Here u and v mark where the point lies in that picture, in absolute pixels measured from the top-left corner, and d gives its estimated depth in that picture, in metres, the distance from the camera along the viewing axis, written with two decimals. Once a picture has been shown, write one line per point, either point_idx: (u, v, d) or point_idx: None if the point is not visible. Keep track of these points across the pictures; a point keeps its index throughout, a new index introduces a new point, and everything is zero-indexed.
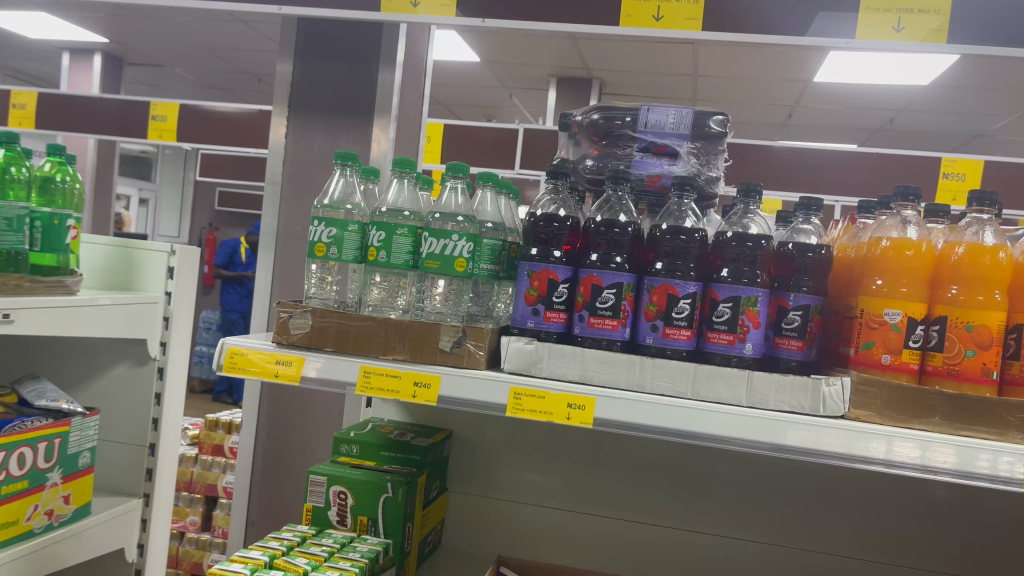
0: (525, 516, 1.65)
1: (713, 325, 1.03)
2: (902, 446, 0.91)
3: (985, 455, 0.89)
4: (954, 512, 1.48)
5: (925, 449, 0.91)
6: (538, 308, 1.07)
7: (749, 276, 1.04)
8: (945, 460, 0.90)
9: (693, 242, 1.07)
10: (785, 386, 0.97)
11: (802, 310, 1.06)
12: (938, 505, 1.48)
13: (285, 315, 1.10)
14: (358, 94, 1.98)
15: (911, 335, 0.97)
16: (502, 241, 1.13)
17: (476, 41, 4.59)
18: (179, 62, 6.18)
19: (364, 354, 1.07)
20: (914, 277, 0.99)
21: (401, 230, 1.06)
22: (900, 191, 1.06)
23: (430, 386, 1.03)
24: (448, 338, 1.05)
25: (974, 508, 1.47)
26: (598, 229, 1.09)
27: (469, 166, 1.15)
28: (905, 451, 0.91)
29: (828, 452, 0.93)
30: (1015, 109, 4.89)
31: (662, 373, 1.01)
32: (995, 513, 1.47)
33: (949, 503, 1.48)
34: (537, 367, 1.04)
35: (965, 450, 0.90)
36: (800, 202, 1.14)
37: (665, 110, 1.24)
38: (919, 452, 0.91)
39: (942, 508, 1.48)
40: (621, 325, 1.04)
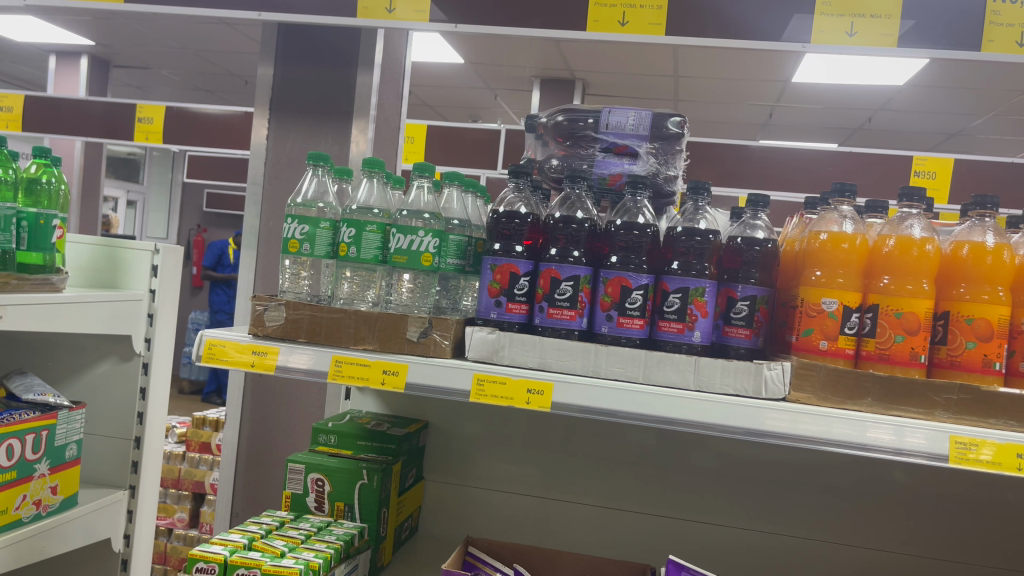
0: (499, 504, 1.71)
1: (664, 315, 1.10)
2: (878, 431, 0.97)
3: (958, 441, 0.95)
4: (913, 496, 1.55)
5: (901, 433, 0.97)
6: (500, 300, 1.13)
7: (698, 269, 1.11)
8: (920, 444, 0.96)
9: (645, 236, 1.14)
10: (729, 370, 1.04)
11: (749, 300, 1.12)
12: (899, 489, 1.55)
13: (261, 308, 1.16)
14: (338, 96, 2.04)
15: (846, 322, 1.04)
16: (468, 237, 1.20)
17: (460, 43, 4.65)
18: (166, 65, 6.22)
19: (336, 343, 1.13)
20: (850, 268, 1.06)
21: (370, 226, 1.12)
22: (837, 187, 1.13)
23: (398, 374, 1.09)
24: (415, 328, 1.12)
25: (932, 492, 1.54)
26: (557, 224, 1.15)
27: (435, 166, 1.21)
28: (885, 437, 0.97)
29: (776, 432, 1.00)
30: (990, 109, 4.98)
31: (615, 359, 1.07)
32: (953, 496, 1.54)
33: (909, 487, 1.55)
34: (499, 355, 1.11)
35: (937, 434, 0.96)
36: (748, 198, 1.21)
37: (625, 112, 1.30)
38: (895, 435, 0.97)
39: (902, 491, 1.55)
40: (578, 315, 1.11)
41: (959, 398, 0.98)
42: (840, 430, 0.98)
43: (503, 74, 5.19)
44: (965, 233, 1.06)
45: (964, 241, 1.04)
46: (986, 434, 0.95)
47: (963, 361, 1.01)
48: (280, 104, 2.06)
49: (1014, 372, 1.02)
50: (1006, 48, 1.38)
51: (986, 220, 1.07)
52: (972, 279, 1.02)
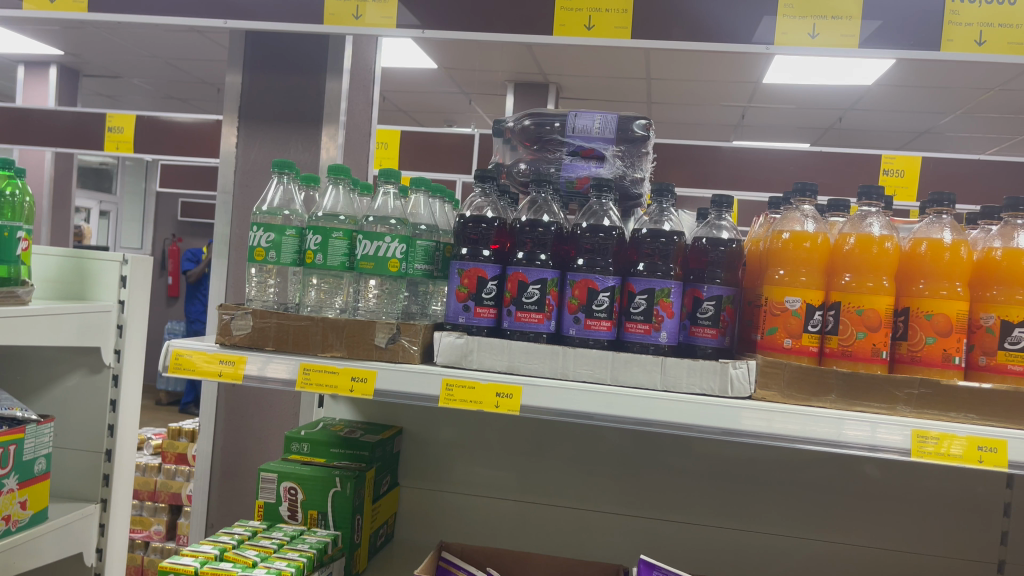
0: (474, 507, 1.71)
1: (631, 316, 1.11)
2: (853, 428, 0.99)
3: (934, 436, 0.97)
4: (886, 491, 1.56)
5: (875, 430, 0.98)
6: (468, 304, 1.13)
7: (663, 269, 1.11)
8: (892, 440, 0.98)
9: (611, 238, 1.14)
10: (696, 369, 1.05)
11: (715, 300, 1.13)
12: (871, 483, 1.57)
13: (227, 318, 1.15)
14: (307, 104, 2.03)
15: (810, 320, 1.05)
16: (435, 242, 1.21)
17: (433, 48, 4.65)
18: (137, 74, 6.17)
19: (304, 351, 1.13)
20: (812, 266, 1.07)
21: (336, 233, 1.12)
22: (799, 187, 1.14)
23: (366, 380, 1.09)
24: (382, 334, 1.11)
25: (904, 487, 1.56)
26: (524, 228, 1.16)
27: (400, 171, 1.21)
28: (857, 433, 0.99)
29: (740, 431, 1.01)
30: (957, 107, 5.06)
31: (583, 361, 1.08)
32: (925, 490, 1.55)
33: (882, 482, 1.57)
34: (467, 360, 1.11)
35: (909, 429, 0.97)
36: (712, 199, 1.22)
37: (591, 116, 1.34)
38: (869, 431, 0.98)
39: (875, 486, 1.57)
40: (546, 318, 1.11)
41: (919, 393, 1.00)
42: (804, 427, 1.00)
43: (477, 79, 5.19)
44: (924, 230, 1.08)
45: (923, 238, 1.06)
46: (955, 429, 0.97)
47: (923, 356, 1.02)
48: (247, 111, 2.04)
49: (974, 365, 1.04)
50: (965, 47, 1.40)
51: (943, 217, 1.08)
52: (931, 275, 1.03)
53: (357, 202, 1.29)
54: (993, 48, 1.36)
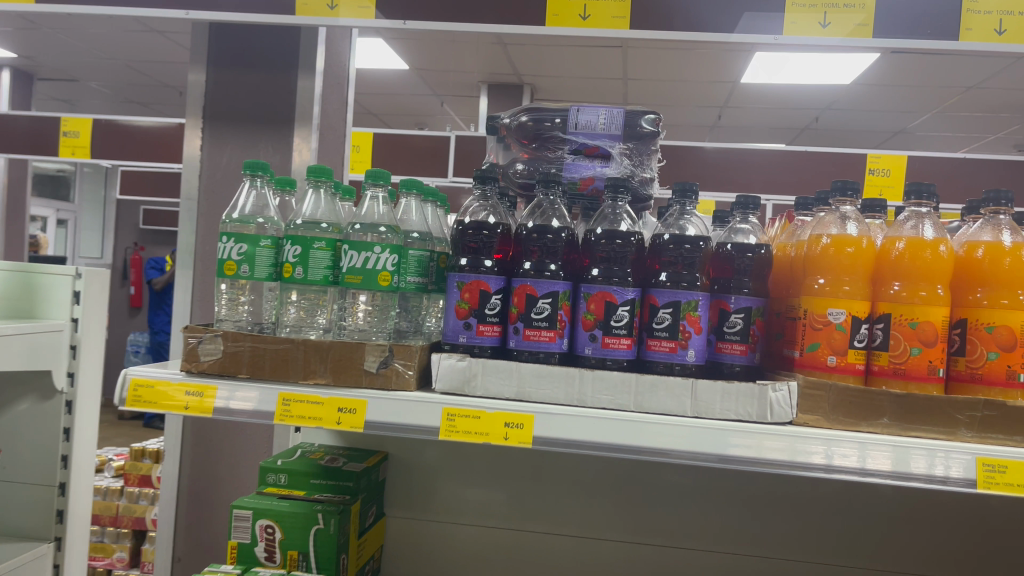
0: (464, 538, 1.57)
1: (653, 332, 0.99)
2: (841, 451, 0.88)
3: (921, 456, 0.87)
4: (910, 510, 1.44)
5: (864, 452, 0.88)
6: (469, 321, 1.00)
7: (689, 279, 0.99)
8: (882, 464, 0.88)
9: (630, 246, 1.02)
10: (731, 393, 0.93)
11: (744, 312, 1.02)
12: (894, 502, 1.45)
13: (193, 341, 1.00)
14: (277, 102, 1.89)
15: (856, 334, 0.94)
16: (429, 251, 1.07)
17: (405, 49, 4.51)
18: (94, 77, 5.94)
19: (283, 379, 0.99)
20: (856, 274, 0.96)
21: (318, 242, 0.99)
22: (839, 186, 1.02)
23: (356, 412, 0.96)
24: (373, 358, 0.98)
25: (931, 506, 1.44)
26: (531, 235, 1.03)
27: (389, 173, 1.07)
28: (846, 455, 0.88)
29: (724, 457, 0.90)
30: (933, 106, 5.03)
31: (602, 386, 0.95)
32: (953, 509, 1.43)
33: (906, 500, 1.44)
34: (471, 385, 0.98)
35: (900, 449, 0.88)
36: (737, 200, 1.11)
37: (595, 110, 1.21)
38: (859, 456, 0.88)
39: (899, 505, 1.44)
40: (558, 336, 0.99)
41: (983, 415, 0.89)
42: (792, 449, 0.88)
43: (451, 81, 5.07)
44: (977, 233, 0.97)
45: (978, 242, 0.95)
46: (1008, 453, 0.87)
47: (984, 374, 0.92)
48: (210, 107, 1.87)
49: None
50: (985, 37, 1.30)
51: (1000, 217, 0.98)
52: (990, 283, 0.92)
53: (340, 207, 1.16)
54: (1014, 38, 1.26)
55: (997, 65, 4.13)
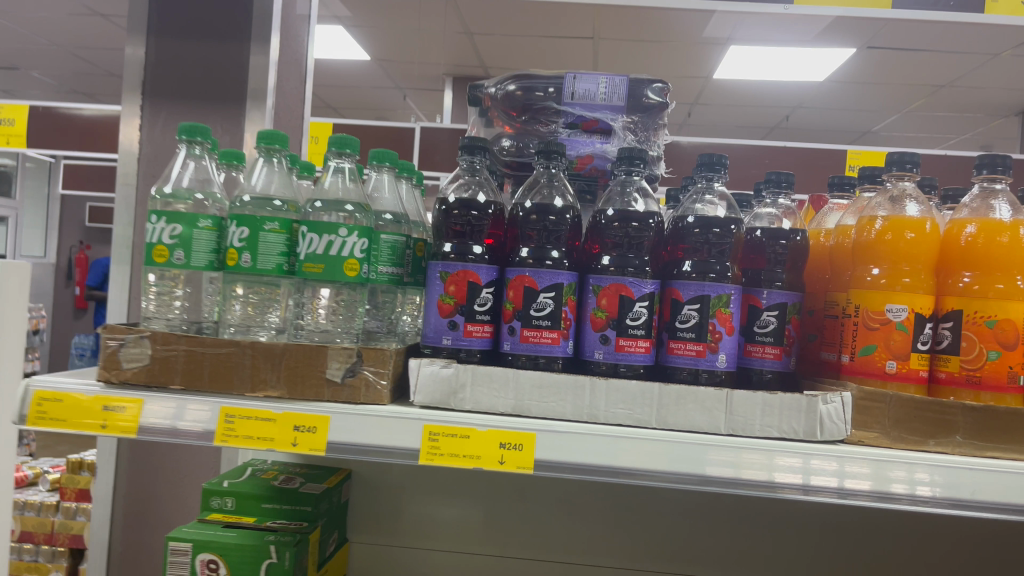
0: (438, 566, 1.35)
1: (676, 333, 0.82)
2: (850, 469, 0.74)
3: (912, 471, 0.73)
4: (941, 531, 1.26)
5: (880, 472, 0.74)
6: (455, 320, 0.83)
7: (718, 270, 0.84)
8: (860, 483, 0.74)
9: (647, 230, 0.87)
10: (774, 407, 0.77)
11: (778, 309, 0.87)
12: (923, 522, 1.27)
13: (113, 345, 0.80)
14: (227, 78, 1.69)
15: (919, 336, 0.79)
16: (405, 236, 0.90)
17: (367, 37, 4.32)
18: (37, 66, 5.63)
19: (225, 391, 0.80)
20: (919, 262, 0.81)
21: (270, 223, 0.81)
22: (895, 159, 0.85)
23: (316, 431, 0.78)
24: (336, 365, 0.80)
25: (962, 526, 1.27)
26: (529, 216, 0.87)
27: (357, 139, 0.88)
28: (824, 471, 0.74)
29: (703, 477, 0.74)
30: (902, 106, 4.97)
31: (619, 397, 0.79)
32: (987, 529, 1.26)
33: (936, 520, 1.26)
34: (458, 398, 0.80)
35: (914, 468, 0.73)
36: (768, 177, 0.95)
37: (595, 78, 1.04)
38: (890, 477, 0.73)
39: (928, 527, 1.26)
40: (562, 337, 0.82)
41: None
42: (771, 467, 0.74)
43: (414, 73, 4.88)
44: None
45: None
46: None
47: None
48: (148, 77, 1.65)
49: None
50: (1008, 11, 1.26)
51: None
52: None
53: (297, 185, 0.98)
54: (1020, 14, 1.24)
55: (971, 62, 4.06)
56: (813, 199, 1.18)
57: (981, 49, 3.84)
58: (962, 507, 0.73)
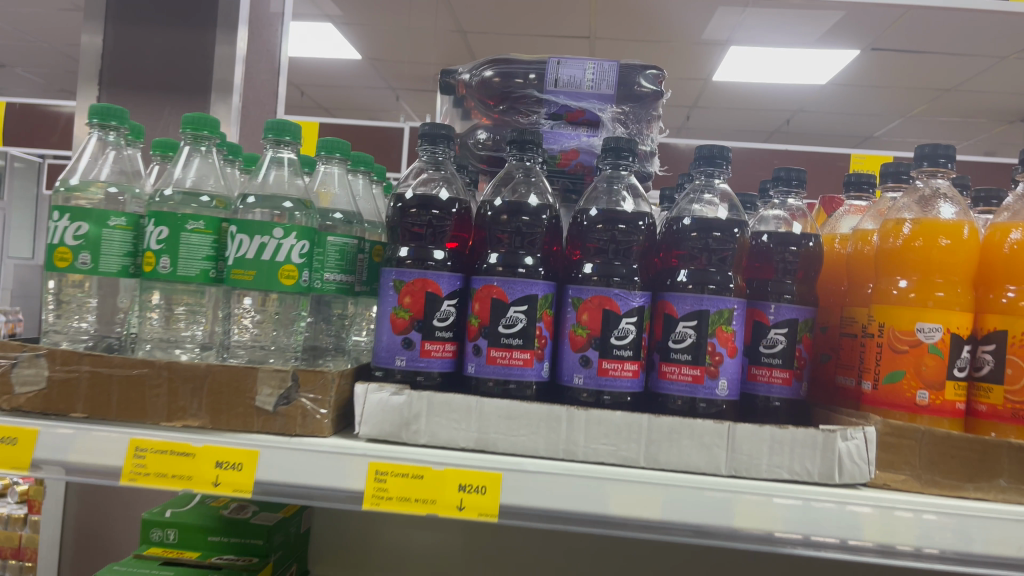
0: None
1: (669, 354, 0.70)
2: (876, 522, 0.62)
3: (948, 524, 0.62)
4: None
5: (912, 525, 0.62)
6: (410, 337, 0.71)
7: (719, 280, 0.72)
8: (881, 536, 0.61)
9: (637, 233, 0.76)
10: (784, 445, 0.65)
11: (788, 327, 0.75)
12: None
13: (5, 365, 0.68)
14: (191, 68, 1.57)
15: (955, 360, 0.67)
16: (357, 239, 0.78)
17: (358, 35, 4.19)
18: (22, 64, 5.50)
19: (137, 421, 0.68)
20: (955, 273, 0.69)
21: (193, 222, 0.69)
22: (927, 152, 0.72)
23: (242, 468, 0.65)
24: (268, 391, 0.68)
25: None
26: (499, 216, 0.75)
27: (295, 122, 0.74)
28: (830, 523, 0.62)
29: (698, 528, 0.62)
30: (906, 111, 4.86)
31: (601, 431, 0.67)
32: None
33: None
34: (411, 431, 0.68)
35: (951, 520, 0.62)
36: (776, 174, 0.83)
37: (581, 63, 0.93)
38: (923, 531, 0.61)
39: None
40: (536, 359, 0.70)
41: None
42: (771, 517, 0.62)
43: (407, 73, 4.76)
44: None
45: None
46: None
47: None
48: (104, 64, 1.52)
49: None
50: None
51: None
52: None
53: (235, 177, 0.86)
54: None
55: (979, 65, 3.94)
56: (824, 201, 1.07)
57: (989, 51, 3.73)
58: (1010, 567, 0.61)
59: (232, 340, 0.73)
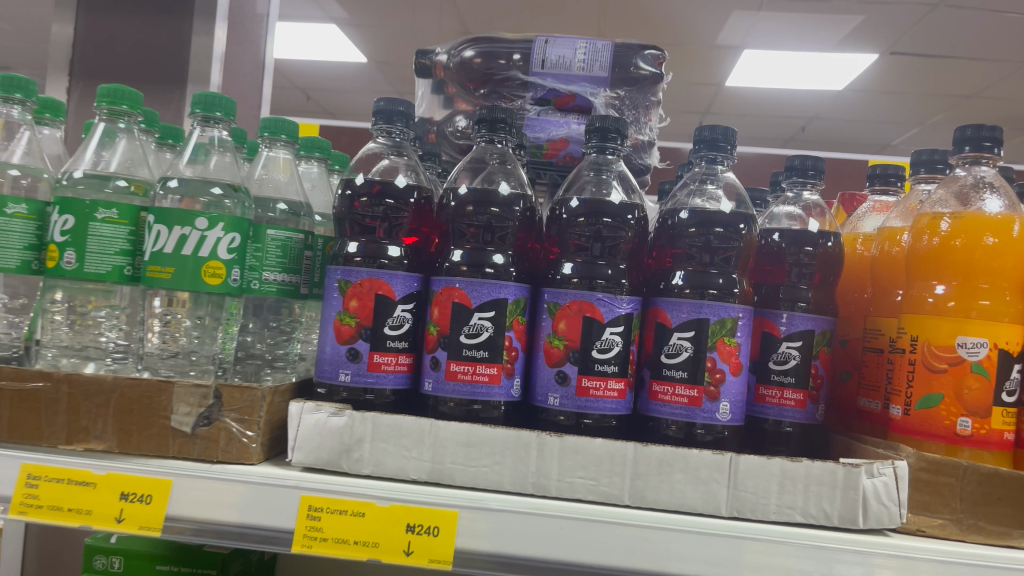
0: None
1: (661, 371, 0.60)
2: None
3: None
4: None
5: None
6: (356, 348, 0.60)
7: (722, 285, 0.61)
8: None
9: (625, 229, 0.65)
10: (797, 482, 0.54)
11: (802, 341, 0.64)
12: None
13: None
14: (164, 58, 1.42)
15: (1003, 383, 0.56)
16: (305, 235, 0.68)
17: (361, 37, 4.10)
18: None
19: (32, 442, 0.59)
20: (1003, 278, 0.58)
21: (105, 210, 0.59)
22: (968, 136, 0.61)
23: (151, 502, 0.55)
24: (185, 408, 0.58)
25: None
26: (464, 208, 0.65)
27: (231, 99, 0.65)
28: None
29: None
30: (922, 119, 4.73)
31: (577, 462, 0.56)
32: None
33: None
34: (353, 459, 0.58)
35: None
36: (788, 163, 0.72)
37: (572, 42, 0.84)
38: None
39: None
40: (505, 375, 0.60)
41: None
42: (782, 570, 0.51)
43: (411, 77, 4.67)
44: None
45: None
46: None
47: None
48: (71, 52, 1.42)
49: None
50: None
51: None
52: None
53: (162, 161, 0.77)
54: None
55: (1001, 72, 3.82)
56: (844, 199, 0.96)
57: (1013, 56, 3.60)
58: None
59: (146, 349, 0.64)
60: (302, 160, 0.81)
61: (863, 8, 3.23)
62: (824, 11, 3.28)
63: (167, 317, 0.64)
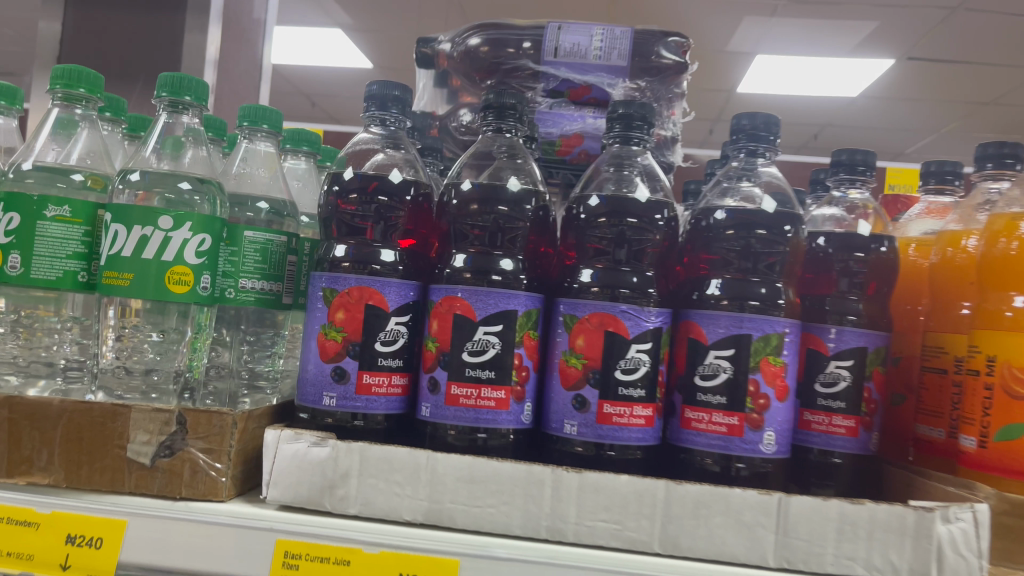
0: None
1: (694, 396, 0.52)
2: None
3: None
4: None
5: None
6: (342, 367, 0.52)
7: (764, 295, 0.54)
8: None
9: (651, 232, 0.58)
10: (859, 529, 0.46)
11: (853, 360, 0.56)
12: None
13: None
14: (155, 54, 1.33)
15: None
16: (289, 237, 0.60)
17: (366, 42, 4.03)
18: None
19: None
20: None
21: (56, 206, 0.52)
22: None
23: (101, 546, 0.47)
24: (143, 436, 0.50)
25: None
26: (467, 206, 0.58)
27: (203, 85, 0.57)
28: None
29: None
30: (937, 126, 4.63)
31: (599, 502, 0.48)
32: None
33: None
34: (337, 497, 0.49)
35: None
36: (833, 158, 0.64)
37: (588, 28, 0.75)
38: None
39: None
40: (513, 398, 0.52)
41: None
42: None
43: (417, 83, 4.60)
44: None
45: None
46: None
47: None
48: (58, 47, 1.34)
49: None
50: None
51: None
52: None
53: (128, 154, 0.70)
54: None
55: (1020, 79, 3.72)
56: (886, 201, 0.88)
57: None
58: None
59: (100, 365, 0.58)
60: (289, 156, 0.75)
61: (880, 13, 3.15)
62: (840, 15, 3.19)
63: (122, 332, 0.58)
